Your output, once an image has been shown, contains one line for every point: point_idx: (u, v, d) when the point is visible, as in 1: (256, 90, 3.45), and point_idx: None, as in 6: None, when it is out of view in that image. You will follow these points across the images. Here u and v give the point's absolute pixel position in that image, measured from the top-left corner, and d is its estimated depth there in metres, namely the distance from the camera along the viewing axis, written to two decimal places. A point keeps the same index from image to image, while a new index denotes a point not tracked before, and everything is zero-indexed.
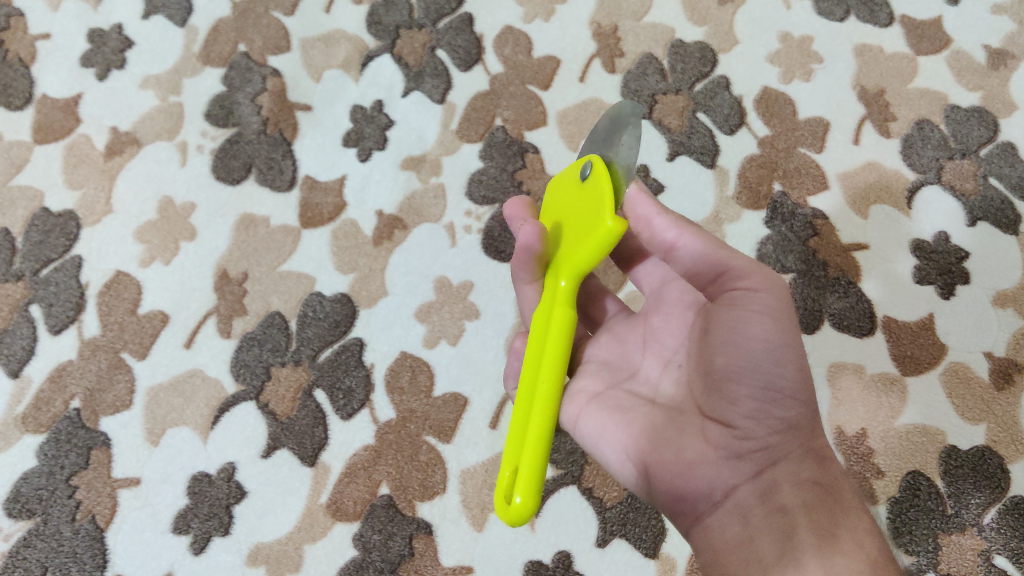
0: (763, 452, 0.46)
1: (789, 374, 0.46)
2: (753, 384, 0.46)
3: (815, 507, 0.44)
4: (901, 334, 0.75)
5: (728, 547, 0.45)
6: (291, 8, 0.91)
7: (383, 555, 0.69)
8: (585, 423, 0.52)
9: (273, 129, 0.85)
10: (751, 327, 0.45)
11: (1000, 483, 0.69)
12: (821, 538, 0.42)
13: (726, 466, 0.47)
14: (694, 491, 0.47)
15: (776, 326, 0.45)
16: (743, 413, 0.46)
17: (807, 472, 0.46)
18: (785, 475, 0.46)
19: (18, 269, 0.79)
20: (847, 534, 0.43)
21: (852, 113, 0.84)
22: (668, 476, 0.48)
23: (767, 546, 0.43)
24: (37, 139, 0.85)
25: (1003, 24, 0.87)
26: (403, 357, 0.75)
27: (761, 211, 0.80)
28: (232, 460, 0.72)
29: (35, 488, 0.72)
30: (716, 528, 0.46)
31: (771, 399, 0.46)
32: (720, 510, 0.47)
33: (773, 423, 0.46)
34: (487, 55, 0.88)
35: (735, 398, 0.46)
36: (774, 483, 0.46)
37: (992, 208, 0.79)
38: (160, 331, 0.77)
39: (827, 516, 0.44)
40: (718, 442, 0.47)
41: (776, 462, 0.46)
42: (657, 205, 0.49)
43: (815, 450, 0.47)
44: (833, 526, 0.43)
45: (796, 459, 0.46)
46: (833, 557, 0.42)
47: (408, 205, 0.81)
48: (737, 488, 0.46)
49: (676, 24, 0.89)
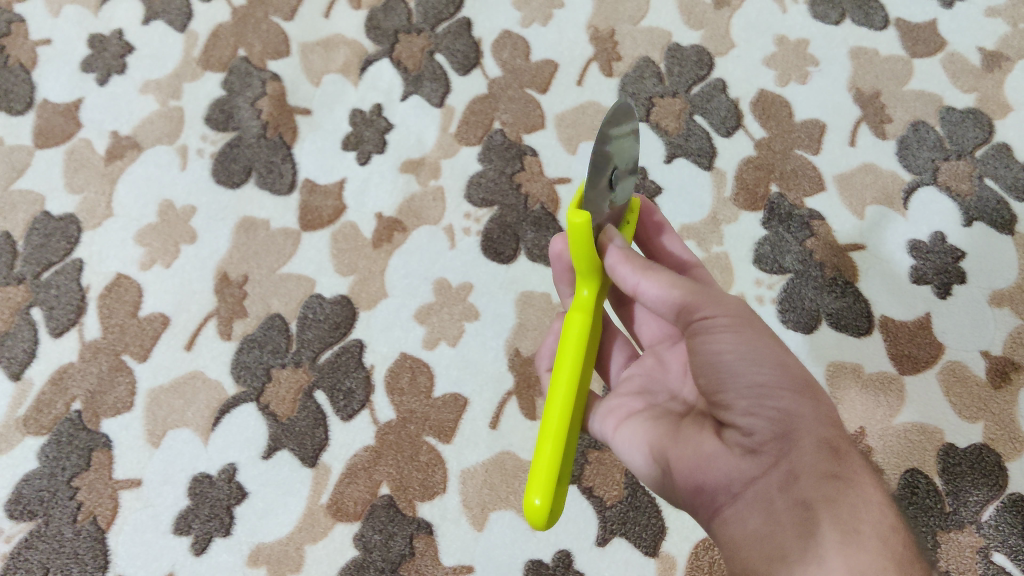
0: (775, 445, 0.45)
1: (769, 370, 0.46)
2: (740, 384, 0.47)
3: (836, 500, 0.43)
4: (898, 334, 0.75)
5: (750, 541, 0.44)
6: (290, 14, 0.92)
7: (383, 555, 0.69)
8: (620, 435, 0.54)
9: (273, 133, 0.86)
10: (724, 340, 0.47)
11: (998, 480, 0.69)
12: (844, 533, 0.41)
13: (741, 460, 0.46)
14: (711, 485, 0.47)
15: (738, 333, 0.47)
16: (740, 412, 0.47)
17: (824, 463, 0.44)
18: (804, 465, 0.44)
19: (20, 273, 0.80)
20: (869, 528, 0.42)
21: (848, 115, 0.85)
22: (687, 473, 0.48)
23: (789, 542, 0.42)
24: (39, 144, 0.85)
25: (997, 27, 0.88)
26: (403, 359, 0.75)
27: (758, 212, 0.81)
28: (233, 461, 0.72)
29: (37, 490, 0.72)
30: (736, 521, 0.46)
31: (760, 395, 0.46)
32: (739, 502, 0.46)
33: (773, 415, 0.46)
34: (485, 59, 0.89)
35: (731, 399, 0.47)
36: (792, 474, 0.44)
37: (988, 209, 0.80)
38: (161, 333, 0.77)
39: (847, 509, 0.42)
40: (733, 441, 0.47)
41: (790, 451, 0.45)
42: (620, 252, 0.49)
43: (829, 439, 0.45)
44: (855, 520, 0.42)
45: (810, 448, 0.45)
46: (855, 553, 0.41)
47: (408, 208, 0.82)
48: (755, 481, 0.45)
49: (672, 28, 0.90)
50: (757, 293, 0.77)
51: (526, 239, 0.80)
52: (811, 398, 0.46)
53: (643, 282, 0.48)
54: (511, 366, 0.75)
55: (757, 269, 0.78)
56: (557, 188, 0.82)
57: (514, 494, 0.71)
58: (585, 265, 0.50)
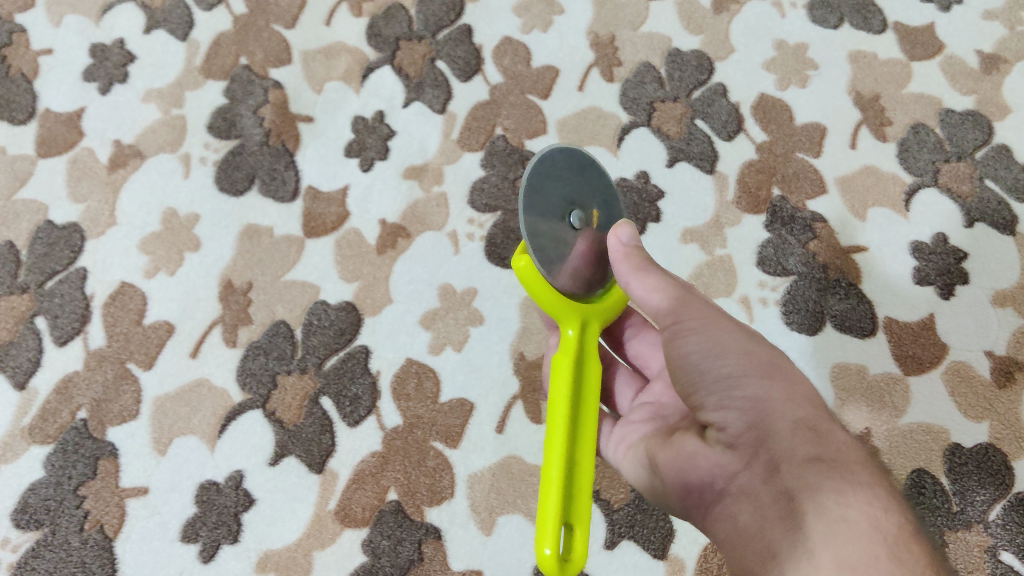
0: (749, 435, 0.45)
1: (735, 358, 0.48)
2: (710, 377, 0.48)
3: (820, 486, 0.41)
4: (901, 335, 0.76)
5: (743, 538, 0.43)
6: (291, 22, 0.92)
7: (392, 560, 0.69)
8: (626, 458, 0.56)
9: (275, 141, 0.86)
10: (693, 338, 0.49)
11: (1005, 480, 0.70)
12: (829, 522, 0.40)
13: (720, 456, 0.46)
14: (698, 487, 0.47)
15: (701, 328, 0.49)
16: (714, 407, 0.48)
17: (803, 446, 0.43)
18: (782, 453, 0.43)
19: (23, 282, 0.80)
20: (856, 513, 0.40)
21: (849, 118, 0.86)
22: (674, 473, 0.50)
23: (778, 538, 0.41)
24: (41, 153, 0.86)
25: (994, 30, 0.89)
26: (409, 364, 0.75)
27: (761, 215, 0.81)
28: (239, 468, 0.72)
29: (43, 500, 0.71)
30: (727, 518, 0.45)
31: (728, 384, 0.47)
32: (726, 499, 0.45)
33: (744, 406, 0.46)
34: (486, 65, 0.89)
35: (704, 394, 0.48)
36: (773, 463, 0.43)
37: (989, 210, 0.80)
38: (165, 341, 0.77)
39: (832, 494, 0.41)
40: (715, 437, 0.47)
41: (766, 440, 0.44)
42: (622, 248, 0.52)
43: (806, 422, 0.45)
44: (841, 507, 0.40)
45: (787, 433, 0.44)
46: (844, 544, 0.39)
47: (411, 214, 0.82)
48: (736, 478, 0.45)
49: (672, 33, 0.91)
50: (761, 296, 0.78)
51: None
52: (782, 381, 0.47)
53: (633, 282, 0.51)
54: (517, 370, 0.75)
55: (761, 271, 0.79)
56: None
57: (521, 498, 0.71)
58: (554, 303, 0.52)
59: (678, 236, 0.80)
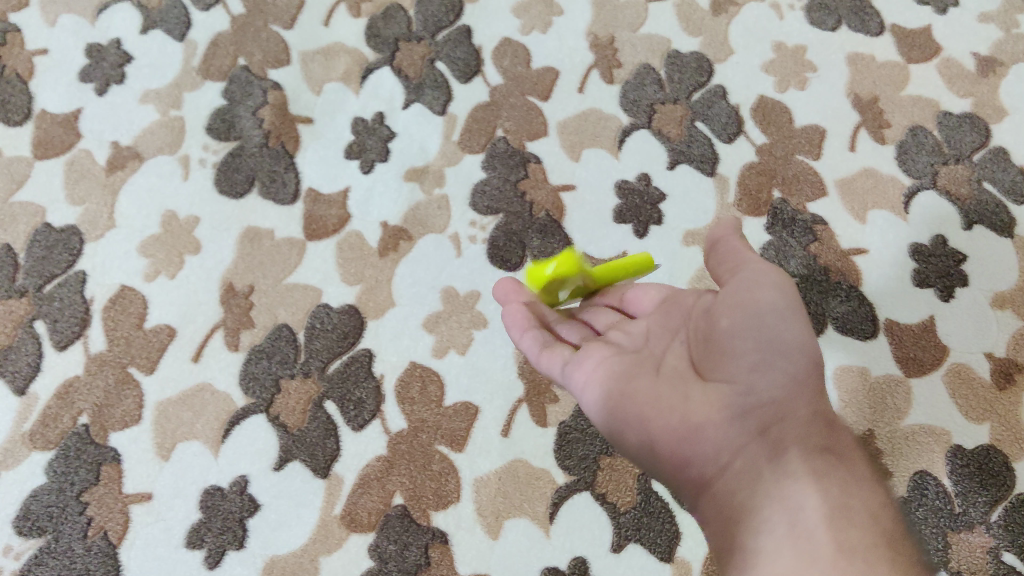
0: (767, 410, 0.47)
1: (795, 332, 0.47)
2: (762, 338, 0.47)
3: (826, 476, 0.46)
4: (903, 336, 0.76)
5: (738, 513, 0.46)
6: (290, 22, 0.91)
7: (399, 565, 0.69)
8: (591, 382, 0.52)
9: (275, 142, 0.86)
10: (763, 290, 0.47)
11: (1006, 481, 0.70)
12: (831, 506, 0.44)
13: (729, 426, 0.47)
14: (699, 454, 0.48)
15: (784, 295, 0.48)
16: (743, 368, 0.47)
17: (814, 437, 0.48)
18: (791, 438, 0.47)
19: (21, 286, 0.79)
20: (857, 504, 0.44)
21: (847, 121, 0.86)
22: (670, 437, 0.48)
23: (774, 517, 0.44)
24: (38, 155, 0.85)
25: (991, 32, 0.90)
26: (413, 368, 0.75)
27: (762, 218, 0.82)
28: (244, 473, 0.72)
29: (45, 506, 0.71)
30: (725, 494, 0.47)
31: (770, 353, 0.47)
32: (728, 474, 0.47)
33: (776, 380, 0.47)
34: (486, 67, 0.89)
35: (737, 352, 0.47)
36: (779, 446, 0.47)
37: (987, 212, 0.81)
38: (167, 345, 0.77)
39: (836, 482, 0.45)
40: (722, 403, 0.47)
41: (780, 422, 0.47)
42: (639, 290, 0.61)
43: (821, 412, 0.49)
44: (844, 495, 0.45)
45: (802, 421, 0.48)
46: (844, 528, 0.43)
47: (412, 216, 0.82)
48: (742, 452, 0.47)
49: (671, 35, 0.91)
50: None
51: (532, 247, 0.80)
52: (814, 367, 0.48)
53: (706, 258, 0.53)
54: (522, 373, 0.75)
55: None
56: (562, 195, 0.83)
57: (527, 502, 0.71)
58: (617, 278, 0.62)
59: (679, 239, 0.81)
